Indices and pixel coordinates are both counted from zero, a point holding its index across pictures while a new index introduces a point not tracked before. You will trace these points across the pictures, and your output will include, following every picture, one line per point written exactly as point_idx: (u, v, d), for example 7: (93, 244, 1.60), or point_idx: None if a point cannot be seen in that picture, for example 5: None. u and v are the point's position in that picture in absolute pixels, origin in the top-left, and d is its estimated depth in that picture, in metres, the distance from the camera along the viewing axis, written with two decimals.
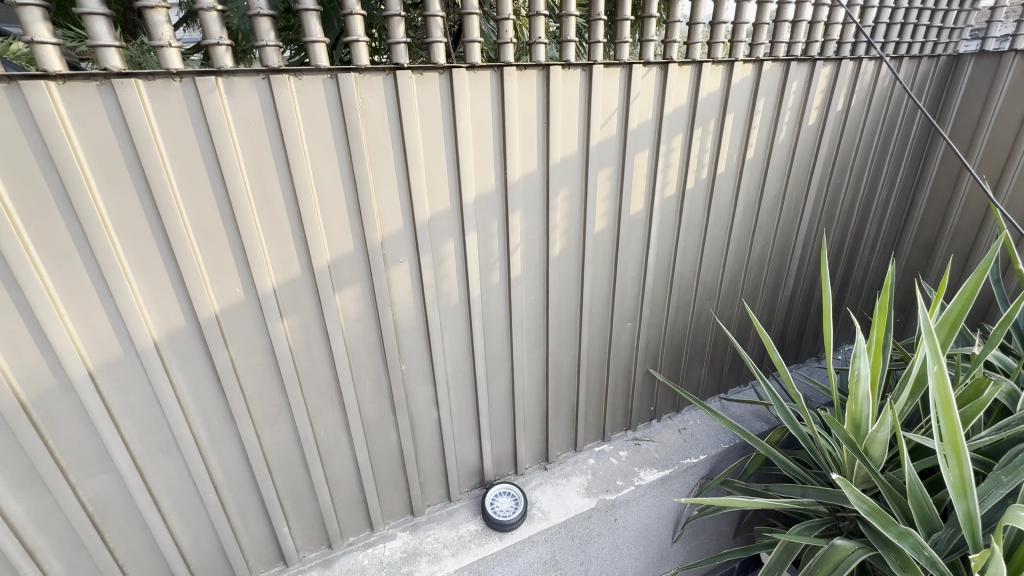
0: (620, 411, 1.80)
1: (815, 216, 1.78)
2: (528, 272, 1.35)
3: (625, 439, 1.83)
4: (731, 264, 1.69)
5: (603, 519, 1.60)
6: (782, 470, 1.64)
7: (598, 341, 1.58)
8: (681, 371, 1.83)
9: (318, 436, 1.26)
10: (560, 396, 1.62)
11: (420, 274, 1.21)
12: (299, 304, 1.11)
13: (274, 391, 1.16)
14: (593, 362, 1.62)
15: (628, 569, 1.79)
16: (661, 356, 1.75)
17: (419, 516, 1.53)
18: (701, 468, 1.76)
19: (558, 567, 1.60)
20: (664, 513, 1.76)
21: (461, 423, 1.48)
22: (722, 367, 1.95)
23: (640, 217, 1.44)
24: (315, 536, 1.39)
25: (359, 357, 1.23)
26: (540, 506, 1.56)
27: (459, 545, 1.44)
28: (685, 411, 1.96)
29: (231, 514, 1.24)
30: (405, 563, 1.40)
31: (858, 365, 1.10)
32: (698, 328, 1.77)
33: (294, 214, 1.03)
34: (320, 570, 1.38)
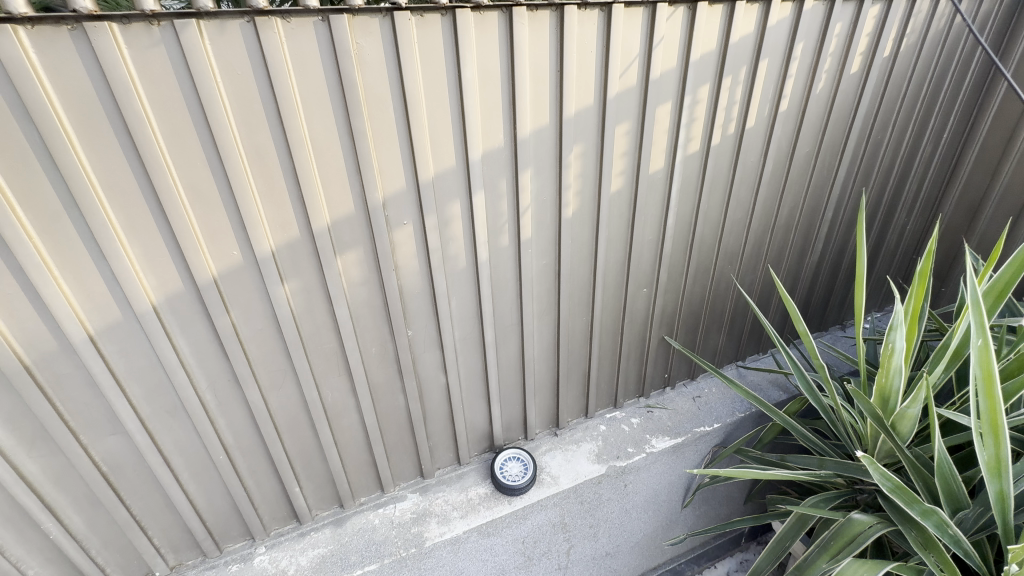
0: (633, 378, 1.75)
1: (851, 174, 1.66)
2: (539, 235, 1.28)
3: (637, 406, 1.79)
4: (756, 227, 1.60)
5: (613, 485, 1.60)
6: (798, 440, 1.60)
7: (611, 307, 1.53)
8: (698, 339, 1.77)
9: (325, 400, 1.25)
10: (571, 362, 1.58)
11: (424, 236, 1.15)
12: (299, 267, 1.07)
13: (277, 355, 1.14)
14: (606, 328, 1.56)
15: (637, 532, 1.81)
16: (678, 323, 1.69)
17: (429, 479, 1.53)
18: (715, 436, 1.73)
19: (567, 529, 1.61)
20: (675, 480, 1.74)
21: (470, 389, 1.46)
22: (741, 334, 1.88)
23: (660, 176, 1.35)
24: (327, 496, 1.41)
25: (364, 321, 1.19)
26: (550, 471, 1.56)
27: (468, 508, 1.46)
28: (700, 378, 1.90)
29: (243, 474, 1.26)
30: (415, 524, 1.41)
31: (894, 337, 1.02)
32: (717, 295, 1.70)
33: (290, 172, 0.97)
34: (333, 528, 1.41)
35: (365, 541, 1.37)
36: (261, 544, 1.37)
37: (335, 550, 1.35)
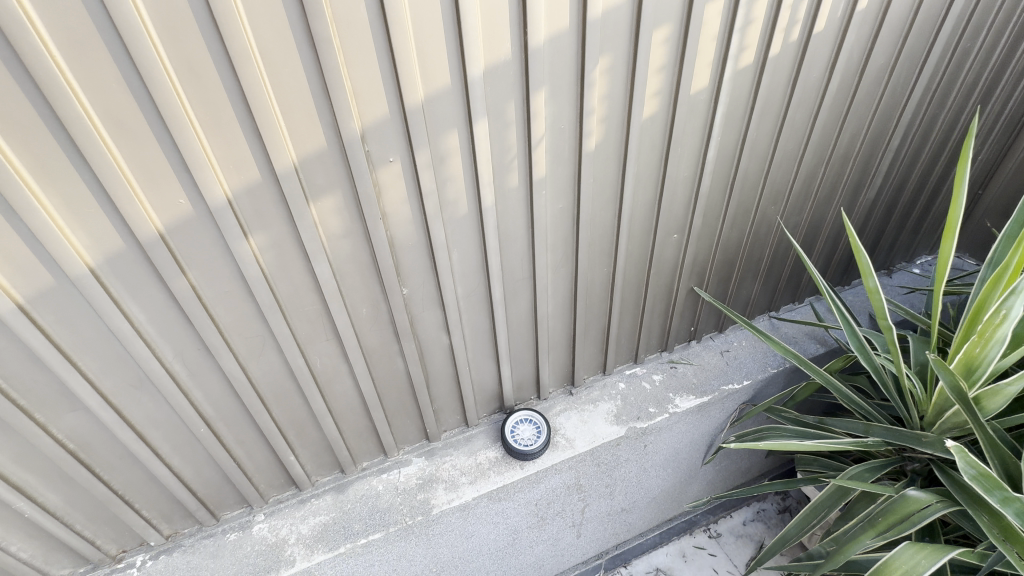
0: (656, 332, 1.59)
1: (925, 94, 1.39)
2: (554, 174, 1.07)
3: (659, 362, 1.64)
4: (809, 160, 1.36)
5: (632, 446, 1.49)
6: (838, 400, 1.46)
7: (636, 256, 1.33)
8: (730, 289, 1.59)
9: (313, 367, 1.11)
10: (589, 319, 1.41)
11: (416, 178, 0.95)
12: (265, 218, 0.88)
13: (251, 320, 0.99)
14: (629, 280, 1.38)
15: (654, 488, 1.73)
16: (710, 273, 1.50)
17: (435, 442, 1.43)
18: (744, 393, 1.59)
19: (582, 490, 1.53)
20: (697, 438, 1.64)
21: (476, 349, 1.31)
22: (778, 283, 1.69)
23: (702, 98, 1.10)
24: (326, 462, 1.32)
25: (350, 279, 1.02)
26: (566, 433, 1.44)
27: (478, 473, 1.36)
28: (729, 331, 1.73)
29: (230, 445, 1.15)
30: (421, 490, 1.33)
31: (1010, 303, 0.83)
32: (757, 241, 1.50)
33: (239, 97, 0.76)
34: (334, 494, 1.32)
35: (369, 509, 1.29)
36: (259, 512, 1.29)
37: (337, 519, 1.27)
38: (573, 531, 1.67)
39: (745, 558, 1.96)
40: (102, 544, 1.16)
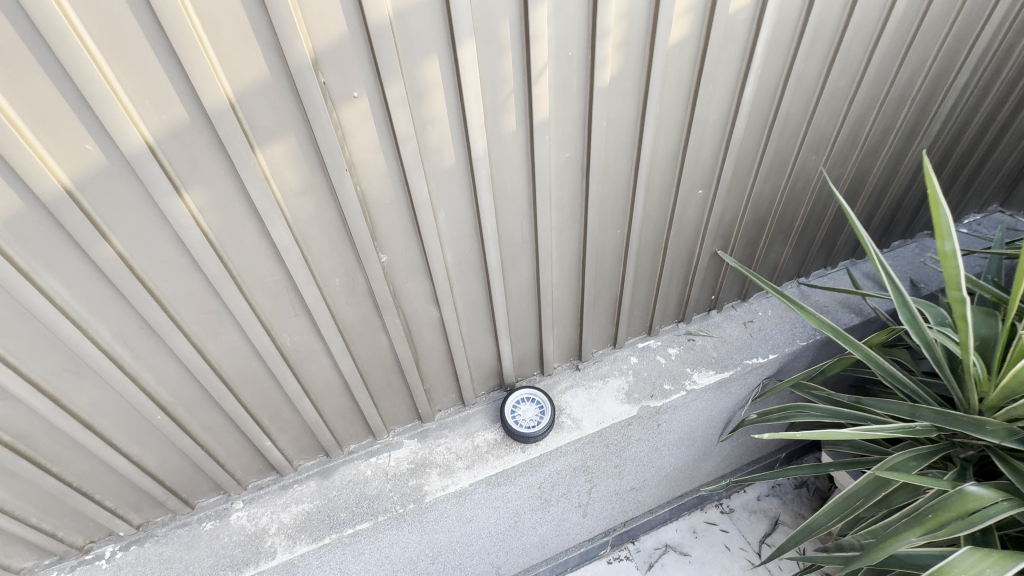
0: (673, 302, 1.43)
1: (1003, 19, 1.17)
2: (560, 115, 0.88)
3: (675, 334, 1.49)
4: (861, 99, 1.16)
5: (645, 426, 1.36)
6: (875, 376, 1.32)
7: (654, 216, 1.15)
8: (758, 254, 1.41)
9: (282, 346, 0.97)
10: (599, 288, 1.25)
11: (389, 119, 0.77)
12: (201, 169, 0.71)
13: (201, 293, 0.84)
14: (646, 244, 1.21)
15: (666, 466, 1.62)
16: (736, 235, 1.32)
17: (428, 423, 1.31)
18: (768, 368, 1.45)
19: (589, 472, 1.42)
20: (714, 416, 1.50)
21: (471, 324, 1.15)
22: (811, 246, 1.52)
23: (742, 18, 0.90)
24: (308, 446, 1.20)
25: (316, 244, 0.86)
26: (572, 413, 1.31)
27: (475, 456, 1.24)
28: (753, 299, 1.56)
29: (196, 432, 1.03)
30: (413, 476, 1.21)
31: None
32: (792, 197, 1.31)
33: (145, 7, 0.58)
34: (319, 480, 1.21)
35: (356, 496, 1.18)
36: (238, 499, 1.18)
37: (322, 507, 1.17)
38: (579, 511, 1.57)
39: (759, 535, 1.87)
40: (65, 536, 1.06)
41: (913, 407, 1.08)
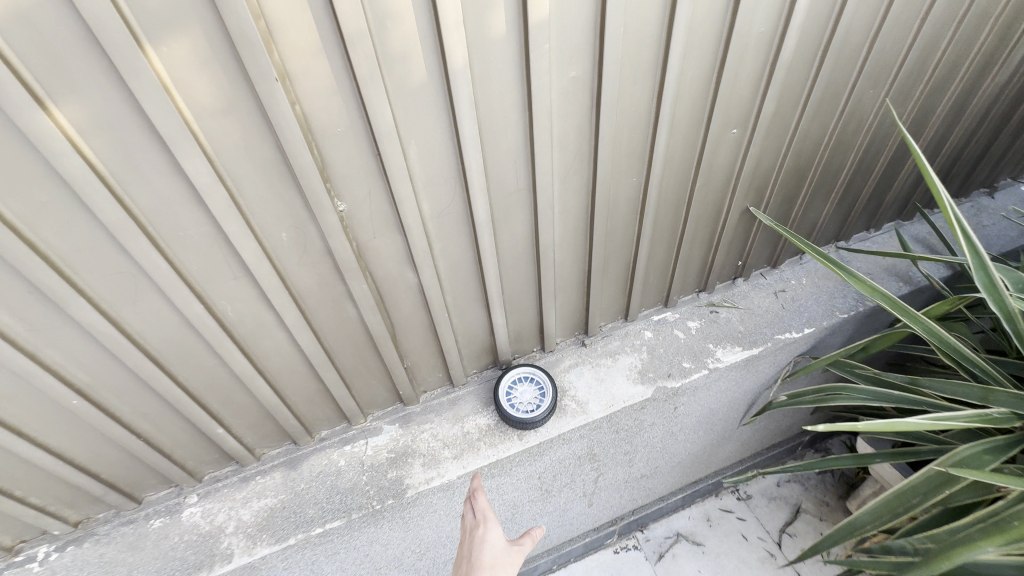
0: (694, 268, 1.24)
1: None
2: (563, 17, 0.68)
3: (696, 305, 1.30)
4: (937, 14, 0.95)
5: (660, 410, 1.19)
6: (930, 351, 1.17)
7: (678, 161, 0.95)
8: (795, 212, 1.21)
9: (222, 315, 0.79)
10: (610, 251, 1.06)
11: (332, 9, 0.57)
12: (70, 72, 0.52)
13: (103, 246, 0.66)
14: (667, 196, 1.01)
15: (681, 452, 1.46)
16: (773, 189, 1.11)
17: (411, 406, 1.14)
18: (802, 344, 1.26)
19: (595, 460, 1.25)
20: (738, 397, 1.33)
21: (457, 292, 0.97)
22: (855, 204, 1.31)
23: None
24: (271, 432, 1.04)
25: (249, 185, 0.67)
26: (577, 395, 1.14)
27: (464, 445, 1.08)
28: (784, 267, 1.37)
29: (129, 419, 0.86)
30: (393, 467, 1.05)
31: None
32: (839, 143, 1.10)
33: None
34: (284, 472, 1.06)
35: (327, 491, 1.02)
36: (191, 493, 1.03)
37: (287, 502, 1.01)
38: (583, 500, 1.42)
39: (779, 524, 1.72)
40: None
41: (967, 385, 0.96)
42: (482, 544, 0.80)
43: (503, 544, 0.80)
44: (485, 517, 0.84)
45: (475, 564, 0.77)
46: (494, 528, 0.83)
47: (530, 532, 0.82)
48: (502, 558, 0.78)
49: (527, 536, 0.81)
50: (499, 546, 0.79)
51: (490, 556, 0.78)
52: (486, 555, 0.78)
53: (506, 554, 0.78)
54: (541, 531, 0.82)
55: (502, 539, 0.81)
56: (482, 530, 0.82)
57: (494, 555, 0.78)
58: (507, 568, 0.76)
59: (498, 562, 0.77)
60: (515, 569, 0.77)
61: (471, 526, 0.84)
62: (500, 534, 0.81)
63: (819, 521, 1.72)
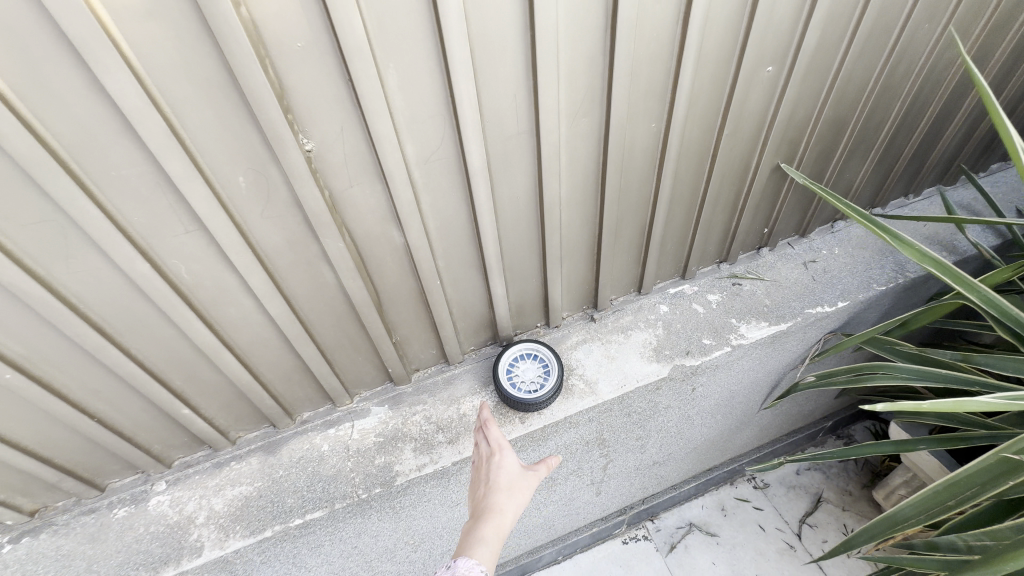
0: (717, 235, 1.11)
1: None
2: None
3: (716, 277, 1.18)
4: None
5: (677, 391, 1.08)
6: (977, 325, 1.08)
7: (703, 104, 0.83)
8: (831, 171, 1.08)
9: (176, 277, 0.69)
10: (624, 212, 0.94)
11: None
12: None
13: (18, 188, 0.55)
14: (690, 147, 0.88)
15: (696, 438, 1.35)
16: (808, 142, 0.99)
17: (402, 386, 1.04)
18: (835, 319, 1.14)
19: (605, 446, 1.15)
20: (761, 378, 1.22)
21: (450, 256, 0.86)
22: (895, 163, 1.18)
23: None
24: (246, 414, 0.94)
25: (192, 116, 0.56)
26: (586, 374, 1.03)
27: (460, 428, 0.97)
28: (814, 236, 1.25)
29: (79, 397, 0.76)
30: (381, 452, 0.95)
31: None
32: (886, 89, 0.98)
33: None
34: (262, 457, 0.96)
35: (308, 478, 0.92)
36: (160, 480, 0.94)
37: (264, 491, 0.91)
38: (591, 489, 1.32)
39: (798, 514, 1.61)
40: None
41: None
42: (499, 469, 0.82)
43: (519, 469, 0.82)
44: (500, 444, 0.85)
45: (494, 489, 0.79)
46: (509, 454, 0.84)
47: (544, 459, 0.83)
48: (519, 481, 0.80)
49: (542, 463, 0.83)
50: (515, 470, 0.81)
51: (508, 480, 0.80)
52: (503, 480, 0.80)
53: (522, 478, 0.81)
54: (556, 459, 0.84)
55: (517, 463, 0.83)
56: (497, 457, 0.84)
57: (511, 480, 0.80)
58: (524, 491, 0.79)
59: (515, 486, 0.79)
60: (531, 491, 0.80)
61: (486, 454, 0.86)
62: (515, 459, 0.83)
63: (842, 511, 1.61)
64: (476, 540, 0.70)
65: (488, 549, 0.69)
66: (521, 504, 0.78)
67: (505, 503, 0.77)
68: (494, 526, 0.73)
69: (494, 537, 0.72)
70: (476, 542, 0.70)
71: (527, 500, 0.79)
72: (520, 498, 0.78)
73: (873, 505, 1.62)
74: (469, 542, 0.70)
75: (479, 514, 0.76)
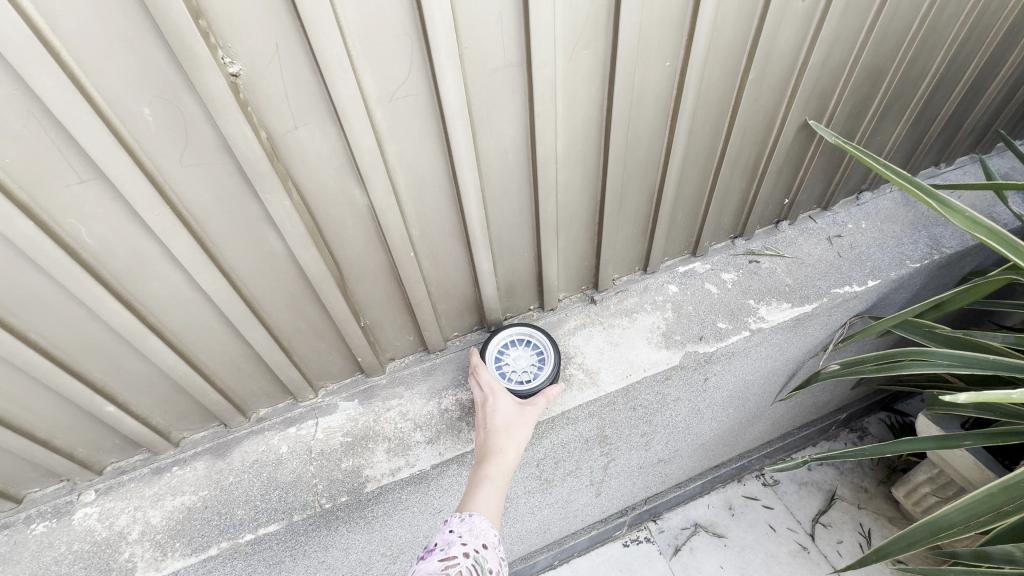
0: (733, 205, 0.98)
1: None
2: None
3: (731, 254, 1.05)
4: None
5: (688, 381, 0.96)
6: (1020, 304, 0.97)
7: (726, 40, 0.70)
8: (861, 131, 0.96)
9: (76, 240, 0.55)
10: (631, 173, 0.81)
11: None
12: None
13: None
14: (708, 95, 0.75)
15: (705, 433, 1.23)
16: (841, 95, 0.87)
17: (375, 379, 0.90)
18: (863, 300, 1.02)
19: (607, 443, 1.02)
20: (779, 366, 1.09)
21: (426, 223, 0.72)
22: (931, 126, 1.06)
23: None
24: (189, 411, 0.80)
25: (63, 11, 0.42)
26: (586, 362, 0.90)
27: (441, 426, 0.84)
28: (837, 209, 1.12)
29: None
30: (349, 454, 0.82)
31: None
32: (931, 34, 0.85)
33: None
34: (210, 461, 0.82)
35: (262, 485, 0.79)
36: (89, 489, 0.80)
37: (210, 500, 0.78)
38: (591, 489, 1.19)
39: (811, 513, 1.50)
40: None
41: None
42: (494, 413, 0.76)
43: (516, 407, 0.77)
44: (492, 387, 0.79)
45: (492, 432, 0.74)
46: (503, 394, 0.79)
47: (541, 391, 0.80)
48: (517, 421, 0.75)
49: (540, 395, 0.79)
50: (512, 410, 0.76)
51: (505, 422, 0.75)
52: (500, 422, 0.75)
53: (521, 416, 0.76)
54: (555, 388, 0.81)
55: (513, 401, 0.78)
56: (492, 400, 0.78)
57: (508, 421, 0.75)
58: (524, 428, 0.74)
59: (514, 426, 0.74)
60: (531, 426, 0.76)
61: (480, 397, 0.80)
62: (510, 398, 0.78)
63: (858, 510, 1.51)
64: (479, 487, 0.67)
65: (492, 494, 0.66)
66: (523, 441, 0.74)
67: (505, 444, 0.72)
68: (497, 470, 0.69)
69: (498, 480, 0.68)
70: (479, 490, 0.66)
71: (528, 435, 0.75)
72: (521, 436, 0.74)
73: (891, 502, 1.52)
74: (472, 490, 0.67)
75: (480, 460, 0.71)
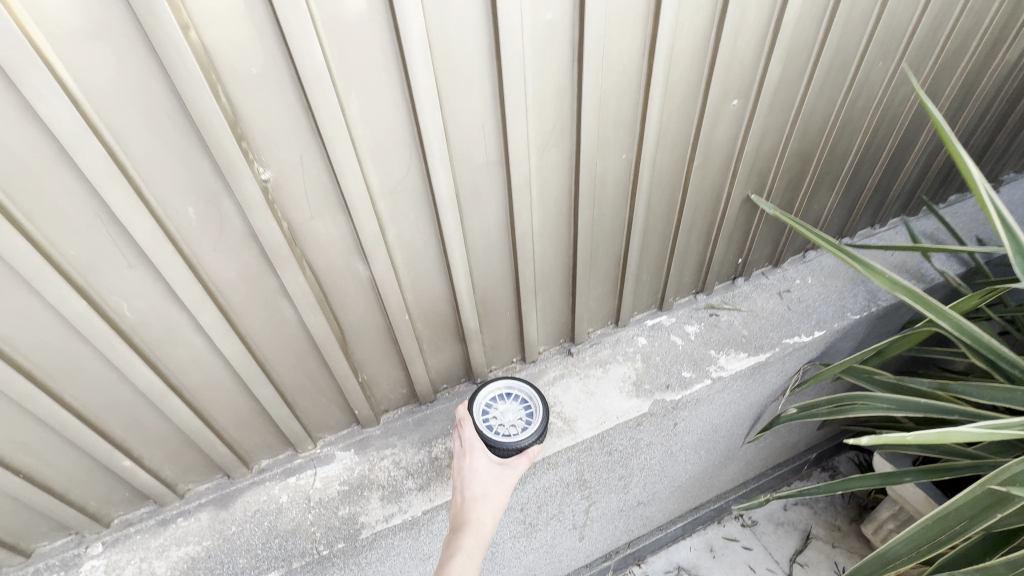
0: (691, 265, 1.11)
1: None
2: None
3: (693, 308, 1.17)
4: None
5: (659, 426, 1.05)
6: (942, 351, 1.10)
7: (672, 136, 0.84)
8: (799, 201, 1.11)
9: (116, 313, 0.64)
10: (598, 242, 0.92)
11: None
12: None
13: None
14: (661, 178, 0.89)
15: (681, 475, 1.31)
16: (776, 174, 1.02)
17: (369, 429, 0.97)
18: (812, 349, 1.14)
19: (586, 487, 1.09)
20: (742, 411, 1.19)
21: (418, 290, 0.82)
22: (862, 193, 1.21)
23: None
24: (196, 464, 0.86)
25: (109, 100, 0.50)
26: (564, 412, 0.99)
27: (431, 473, 0.91)
28: (787, 266, 1.26)
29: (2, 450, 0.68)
30: (345, 503, 0.88)
31: None
32: (847, 123, 1.01)
33: None
34: (213, 512, 0.87)
35: (263, 534, 0.84)
36: (97, 541, 0.84)
37: (214, 550, 0.83)
38: (573, 534, 1.24)
39: (788, 552, 1.56)
40: None
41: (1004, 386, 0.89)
42: (472, 479, 0.83)
43: (491, 471, 0.84)
44: (472, 445, 0.85)
45: (469, 500, 0.81)
46: (482, 454, 0.85)
47: (524, 450, 0.86)
48: (492, 489, 0.82)
49: (523, 454, 0.85)
50: (488, 476, 0.83)
51: (481, 489, 0.82)
52: (476, 489, 0.81)
53: (497, 482, 0.83)
54: (538, 447, 0.87)
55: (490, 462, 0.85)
56: (469, 461, 0.84)
57: (485, 487, 0.82)
58: (500, 496, 0.82)
59: (490, 493, 0.81)
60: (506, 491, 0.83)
61: (460, 452, 0.87)
62: (488, 461, 0.84)
63: (833, 548, 1.56)
64: (455, 556, 0.74)
65: (467, 565, 0.73)
66: (497, 509, 0.81)
67: (480, 515, 0.79)
68: (471, 541, 0.76)
69: (472, 550, 0.75)
70: (454, 560, 0.73)
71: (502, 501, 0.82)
72: (496, 503, 0.81)
73: (862, 540, 1.58)
74: (449, 561, 0.74)
75: (456, 528, 0.79)
